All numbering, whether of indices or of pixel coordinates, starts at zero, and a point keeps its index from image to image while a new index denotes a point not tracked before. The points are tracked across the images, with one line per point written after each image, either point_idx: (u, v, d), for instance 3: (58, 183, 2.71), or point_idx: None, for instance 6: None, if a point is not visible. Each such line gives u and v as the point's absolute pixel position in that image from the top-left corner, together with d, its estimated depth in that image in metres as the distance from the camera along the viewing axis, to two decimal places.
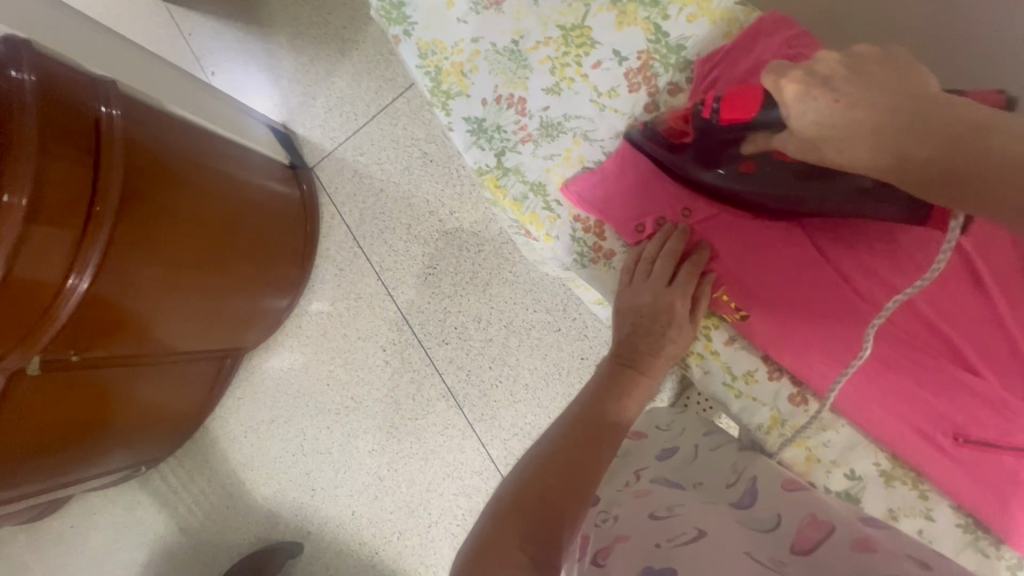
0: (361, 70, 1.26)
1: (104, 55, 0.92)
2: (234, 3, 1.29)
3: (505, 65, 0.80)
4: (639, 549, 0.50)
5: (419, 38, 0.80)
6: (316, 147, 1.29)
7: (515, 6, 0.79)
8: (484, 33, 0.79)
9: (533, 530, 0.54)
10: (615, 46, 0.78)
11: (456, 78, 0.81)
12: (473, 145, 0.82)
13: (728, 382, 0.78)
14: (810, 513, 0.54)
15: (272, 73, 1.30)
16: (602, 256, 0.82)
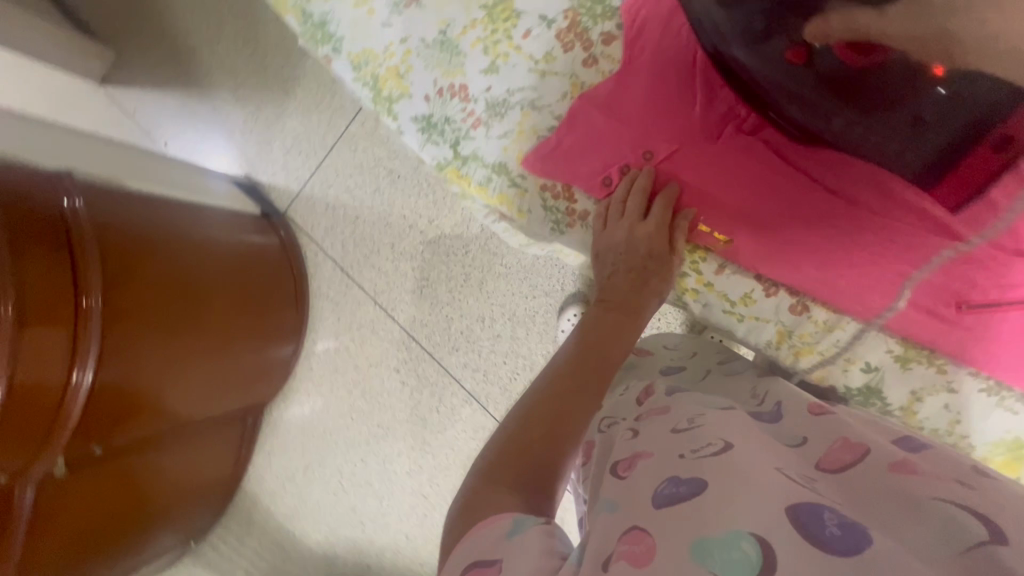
0: (308, 104, 1.26)
1: (56, 150, 0.93)
2: (174, 72, 1.32)
3: (438, 56, 0.80)
4: (660, 461, 0.46)
5: (348, 51, 0.82)
6: (284, 191, 1.30)
7: None
8: (408, 30, 0.80)
9: (534, 463, 0.54)
10: (540, 11, 0.77)
11: (393, 81, 0.82)
12: (426, 142, 0.84)
13: (728, 309, 0.82)
14: (841, 437, 0.50)
15: (225, 131, 1.31)
16: (578, 219, 0.84)
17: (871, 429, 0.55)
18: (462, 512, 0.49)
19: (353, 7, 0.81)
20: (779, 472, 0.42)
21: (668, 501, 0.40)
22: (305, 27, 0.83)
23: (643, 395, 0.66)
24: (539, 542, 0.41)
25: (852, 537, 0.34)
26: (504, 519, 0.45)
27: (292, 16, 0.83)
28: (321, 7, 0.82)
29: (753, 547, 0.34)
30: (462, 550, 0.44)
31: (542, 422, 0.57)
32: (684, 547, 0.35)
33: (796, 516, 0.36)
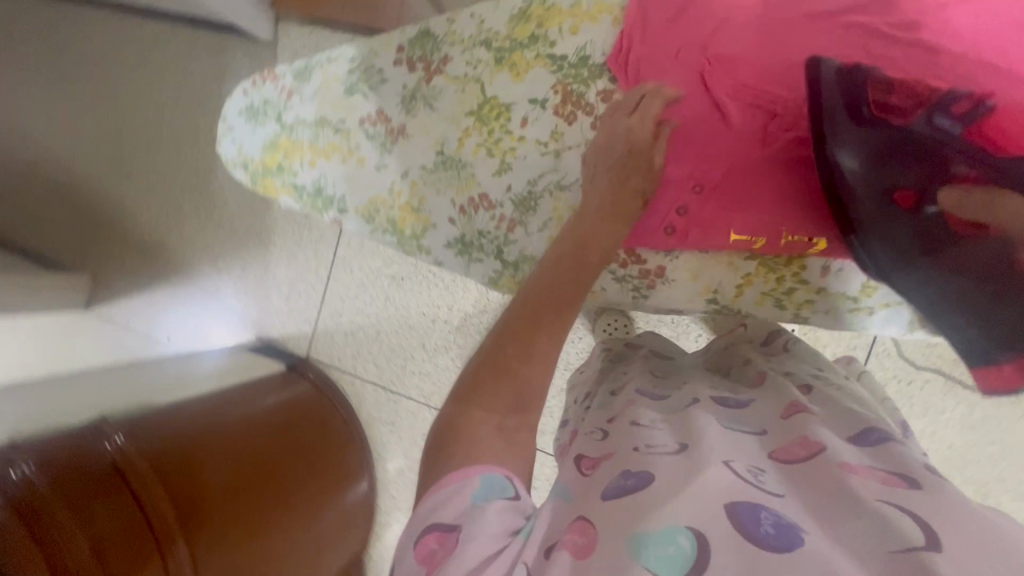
0: (291, 247, 1.25)
1: (74, 398, 0.92)
2: (152, 270, 1.33)
3: (446, 177, 0.78)
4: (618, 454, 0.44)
5: (355, 207, 0.81)
6: (299, 336, 1.28)
7: (416, 125, 0.78)
8: (404, 163, 0.79)
9: (503, 405, 0.49)
10: (529, 95, 0.74)
11: (412, 218, 0.80)
12: (470, 262, 0.81)
13: (854, 305, 0.74)
14: (801, 434, 0.45)
15: (218, 303, 1.31)
16: (655, 276, 0.77)
17: (824, 424, 0.47)
18: (428, 464, 0.46)
19: (342, 164, 0.80)
20: (723, 464, 0.39)
21: (617, 494, 0.39)
22: (302, 200, 0.83)
23: (671, 390, 0.61)
24: (495, 520, 0.40)
25: (786, 537, 0.32)
26: (473, 475, 0.43)
27: (286, 193, 0.84)
28: (310, 175, 0.82)
29: (689, 540, 0.33)
30: (422, 515, 0.42)
31: (499, 365, 0.51)
32: (621, 543, 0.34)
33: (737, 513, 0.34)
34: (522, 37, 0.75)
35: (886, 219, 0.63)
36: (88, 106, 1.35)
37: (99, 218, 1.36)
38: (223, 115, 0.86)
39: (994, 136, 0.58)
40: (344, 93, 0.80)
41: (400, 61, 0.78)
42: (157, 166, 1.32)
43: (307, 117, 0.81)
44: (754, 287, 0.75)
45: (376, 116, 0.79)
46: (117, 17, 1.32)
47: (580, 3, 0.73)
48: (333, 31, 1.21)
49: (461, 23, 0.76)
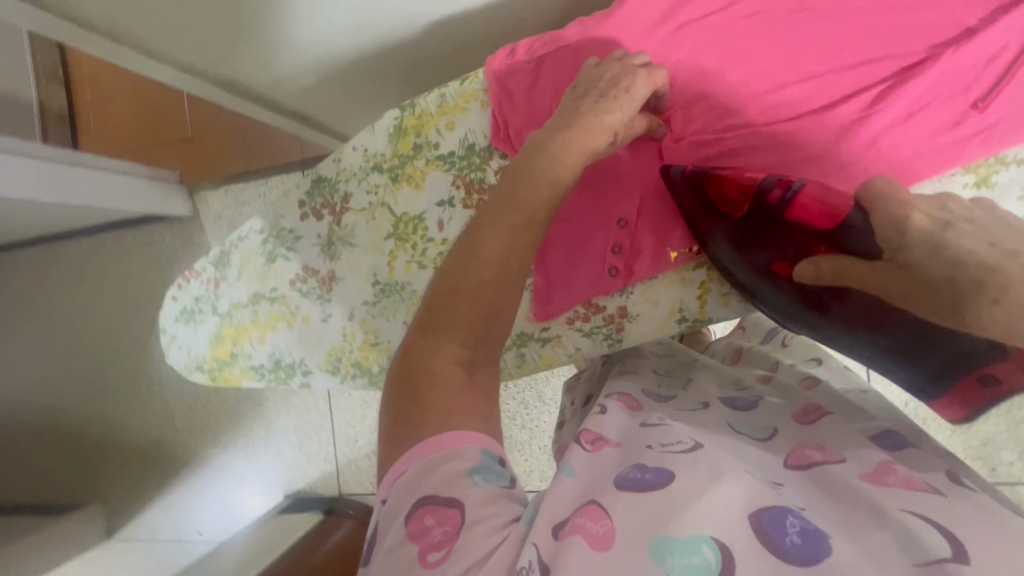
0: (284, 394, 1.23)
1: None
2: (160, 473, 1.30)
3: (391, 303, 0.70)
4: (629, 450, 0.44)
5: (317, 365, 0.73)
6: (324, 477, 1.22)
7: (343, 265, 0.71)
8: (346, 306, 0.71)
9: (469, 336, 0.49)
10: (434, 200, 0.67)
11: (373, 353, 0.71)
12: None
13: None
14: (819, 441, 0.47)
15: (234, 478, 1.26)
16: (621, 319, 0.67)
17: (847, 425, 0.50)
18: (399, 396, 0.47)
19: (290, 329, 0.73)
20: (745, 469, 0.39)
21: (632, 488, 0.37)
22: (265, 379, 0.75)
23: (676, 390, 0.62)
24: (492, 508, 0.39)
25: (813, 546, 0.33)
26: (473, 444, 0.42)
27: (248, 378, 0.76)
28: (264, 352, 0.74)
29: (717, 549, 0.32)
30: (410, 479, 0.41)
31: (463, 294, 0.50)
32: (649, 539, 0.33)
33: (762, 520, 0.34)
34: (406, 150, 0.68)
35: (775, 290, 0.58)
36: (40, 344, 1.34)
37: (91, 443, 1.33)
38: (161, 327, 0.79)
39: (812, 209, 0.52)
40: (266, 263, 0.74)
41: (306, 214, 0.72)
42: (129, 372, 1.30)
43: (241, 298, 0.74)
44: (715, 291, 0.64)
45: (304, 272, 0.72)
46: (42, 250, 1.33)
47: (445, 97, 0.67)
48: (244, 181, 1.24)
49: (347, 158, 0.70)
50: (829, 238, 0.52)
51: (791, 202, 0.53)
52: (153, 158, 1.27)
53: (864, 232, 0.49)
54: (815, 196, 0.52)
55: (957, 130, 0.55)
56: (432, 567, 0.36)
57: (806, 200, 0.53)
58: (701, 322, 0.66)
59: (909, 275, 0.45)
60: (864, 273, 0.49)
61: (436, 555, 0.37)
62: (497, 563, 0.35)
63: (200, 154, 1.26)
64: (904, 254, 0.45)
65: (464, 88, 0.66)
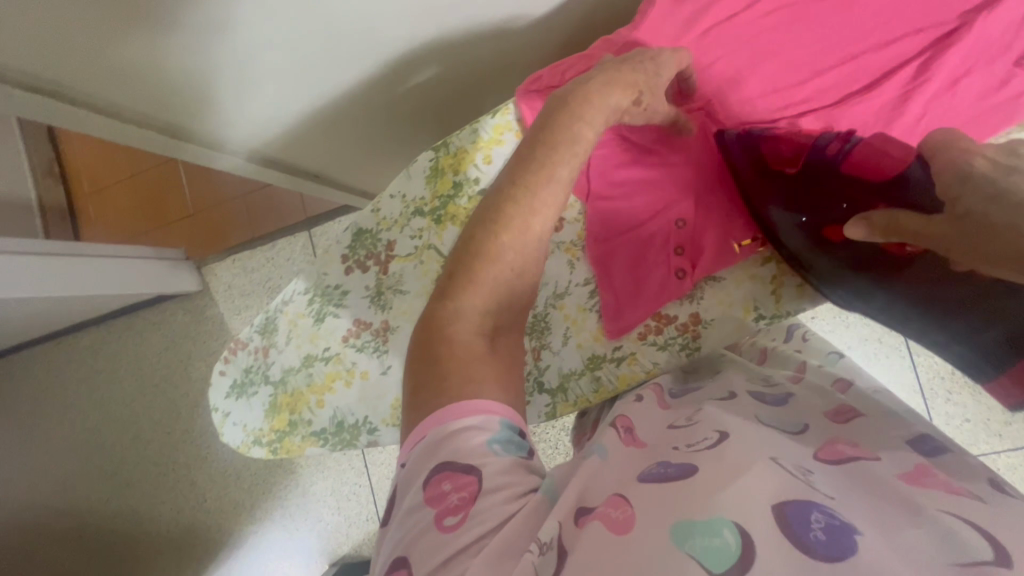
0: (317, 457, 1.20)
1: None
2: (196, 558, 1.25)
3: None
4: (653, 448, 0.40)
5: (382, 421, 0.69)
6: (368, 538, 1.17)
7: (397, 314, 0.70)
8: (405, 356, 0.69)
9: (492, 303, 0.49)
10: None
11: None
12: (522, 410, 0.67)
13: None
14: (854, 441, 0.40)
15: (273, 553, 1.21)
16: (693, 326, 0.63)
17: (881, 426, 0.43)
18: (417, 360, 0.46)
19: (349, 388, 0.70)
20: (774, 462, 0.33)
21: (655, 480, 0.34)
22: (330, 445, 0.70)
23: (703, 380, 0.57)
24: (509, 478, 0.37)
25: (838, 541, 0.27)
26: (495, 413, 0.41)
27: (310, 448, 0.71)
28: (325, 416, 0.70)
29: (735, 536, 0.28)
30: (429, 445, 0.40)
31: (487, 259, 0.49)
32: (663, 531, 0.30)
33: (786, 512, 0.29)
34: (446, 190, 0.68)
35: (827, 256, 0.56)
36: (60, 442, 1.31)
37: (123, 538, 1.28)
38: (210, 407, 0.73)
39: (873, 161, 0.52)
40: (315, 323, 0.71)
41: (352, 268, 0.70)
42: (155, 457, 1.27)
43: (293, 363, 0.71)
44: (789, 283, 0.62)
45: (356, 326, 0.70)
46: (54, 346, 1.31)
47: (478, 132, 0.67)
48: (252, 247, 1.22)
49: (386, 207, 0.69)
50: (888, 185, 0.51)
51: (848, 152, 0.53)
52: (159, 238, 1.27)
53: (925, 178, 0.49)
54: (875, 146, 0.52)
55: (1003, 90, 0.60)
56: (447, 530, 0.35)
57: (863, 151, 0.53)
58: (780, 319, 0.62)
59: (968, 217, 0.44)
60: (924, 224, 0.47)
61: (452, 518, 0.36)
62: (511, 533, 0.34)
63: (205, 228, 1.25)
64: (962, 202, 0.45)
65: (496, 121, 0.66)
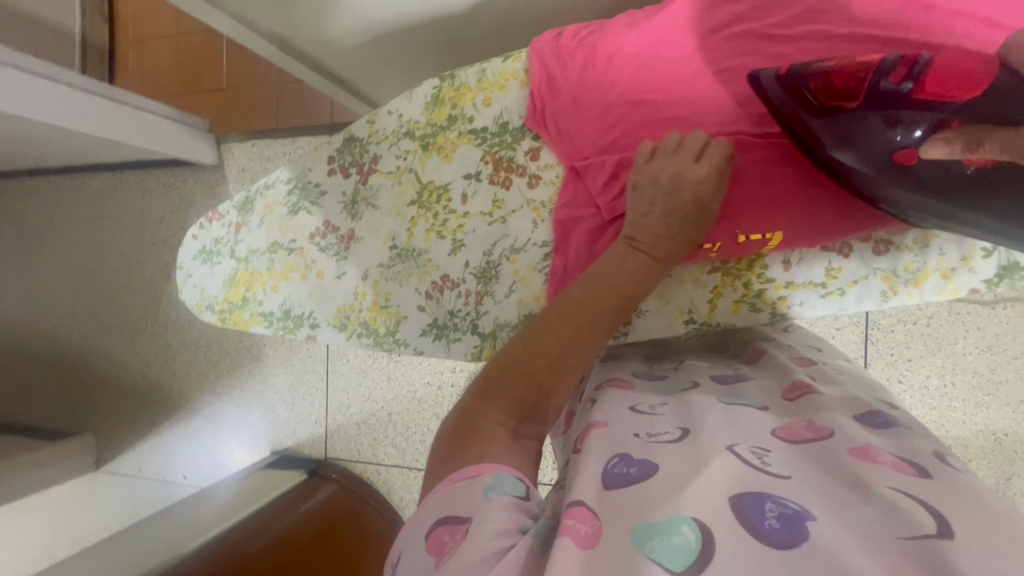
0: (283, 350, 1.24)
1: (97, 569, 0.87)
2: (154, 411, 1.32)
3: (405, 269, 0.71)
4: (613, 436, 0.40)
5: (326, 319, 0.73)
6: (312, 439, 1.23)
7: (365, 225, 0.72)
8: (361, 267, 0.72)
9: (516, 405, 0.47)
10: (462, 173, 0.69)
11: (382, 316, 0.71)
12: (451, 348, 0.69)
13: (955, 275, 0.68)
14: (808, 418, 0.42)
15: (224, 429, 1.28)
16: (628, 312, 0.65)
17: (834, 403, 0.45)
18: (450, 438, 0.44)
19: (303, 282, 0.73)
20: (729, 451, 0.35)
21: (622, 484, 0.34)
22: (273, 328, 0.74)
23: (667, 369, 0.58)
24: (502, 515, 0.34)
25: (792, 530, 0.28)
26: (485, 473, 0.37)
27: (256, 325, 0.75)
28: (275, 301, 0.74)
29: (695, 531, 0.28)
30: (441, 499, 0.37)
31: (523, 373, 0.49)
32: (624, 531, 0.30)
33: (741, 504, 0.30)
34: (440, 120, 0.70)
35: (896, 184, 0.51)
36: (55, 271, 1.36)
37: (92, 376, 1.35)
38: (177, 264, 0.79)
39: (948, 78, 0.46)
40: (288, 214, 0.74)
41: (334, 170, 0.73)
42: (138, 312, 1.32)
43: (259, 246, 0.75)
44: (727, 296, 0.63)
45: (324, 227, 0.73)
46: (66, 180, 1.35)
47: (486, 72, 0.68)
48: (272, 136, 1.22)
49: (381, 121, 0.72)
50: (963, 108, 0.46)
51: (919, 78, 0.48)
52: (186, 105, 1.28)
53: (1017, 91, 0.44)
54: (946, 64, 0.46)
55: None
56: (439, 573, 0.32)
57: (939, 71, 0.47)
58: (710, 327, 0.64)
59: None
60: (1011, 142, 0.44)
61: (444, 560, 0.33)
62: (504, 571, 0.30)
63: (231, 107, 1.26)
64: None
65: (505, 66, 0.68)
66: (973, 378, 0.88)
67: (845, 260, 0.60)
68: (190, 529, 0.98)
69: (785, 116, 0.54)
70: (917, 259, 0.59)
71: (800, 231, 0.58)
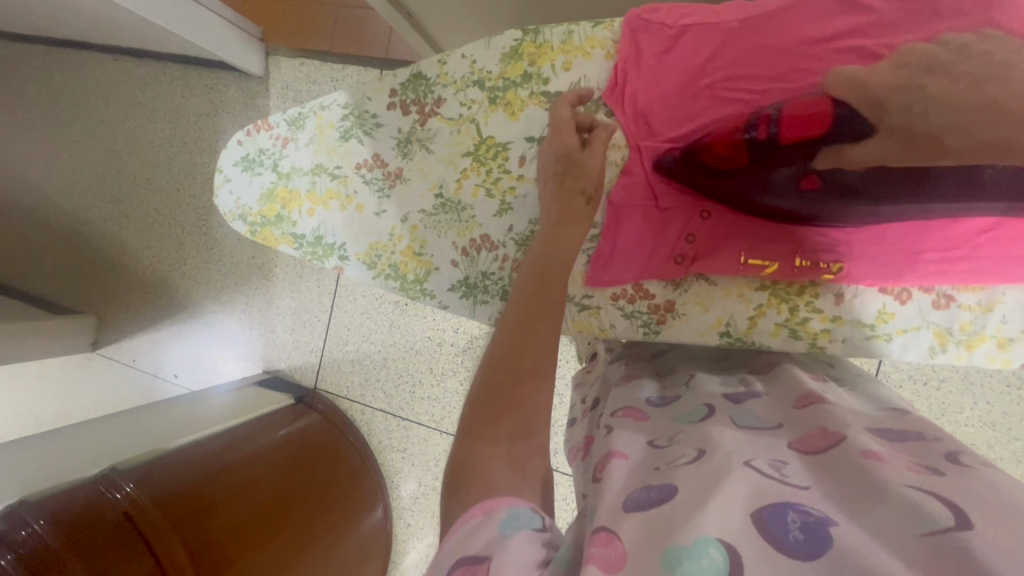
0: (294, 275, 1.25)
1: (81, 447, 0.89)
2: (158, 307, 1.33)
3: (446, 219, 0.70)
4: (636, 471, 0.38)
5: (356, 254, 0.72)
6: (306, 367, 1.25)
7: (413, 166, 0.71)
8: (402, 208, 0.71)
9: (506, 430, 0.42)
10: (524, 134, 0.67)
11: (413, 262, 0.71)
12: (475, 308, 0.69)
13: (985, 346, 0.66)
14: (820, 425, 0.41)
15: (223, 338, 1.30)
16: (665, 312, 0.66)
17: (842, 410, 0.44)
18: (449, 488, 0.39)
19: (341, 212, 0.73)
20: (746, 467, 0.35)
21: (642, 509, 0.33)
22: (302, 251, 0.74)
23: (680, 391, 0.55)
24: (523, 550, 0.33)
25: (816, 537, 0.28)
26: (501, 507, 0.36)
27: (285, 245, 0.74)
28: (310, 225, 0.73)
29: (722, 554, 0.28)
30: (456, 541, 0.34)
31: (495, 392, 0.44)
32: (653, 559, 0.29)
33: (762, 518, 0.30)
34: (515, 75, 0.67)
35: (835, 202, 0.54)
36: (85, 149, 1.36)
37: (104, 260, 1.36)
38: (217, 166, 0.77)
39: (804, 115, 0.55)
40: (339, 139, 0.73)
41: (394, 105, 0.71)
42: (159, 206, 1.32)
43: (303, 165, 0.74)
44: (770, 317, 0.63)
45: (372, 160, 0.72)
46: (111, 61, 1.33)
47: (572, 35, 0.66)
48: (324, 59, 1.20)
49: (452, 64, 0.69)
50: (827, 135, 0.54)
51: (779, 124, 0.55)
52: (245, 8, 1.25)
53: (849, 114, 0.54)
54: (794, 111, 0.55)
55: None
56: None
57: (791, 118, 0.55)
58: (745, 345, 0.64)
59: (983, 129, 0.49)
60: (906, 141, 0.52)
61: None
62: None
63: (289, 19, 1.23)
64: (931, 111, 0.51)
65: (594, 32, 0.65)
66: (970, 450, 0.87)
67: (900, 305, 0.62)
68: (177, 427, 0.99)
69: (697, 182, 0.60)
70: (977, 321, 0.61)
71: (862, 265, 0.60)
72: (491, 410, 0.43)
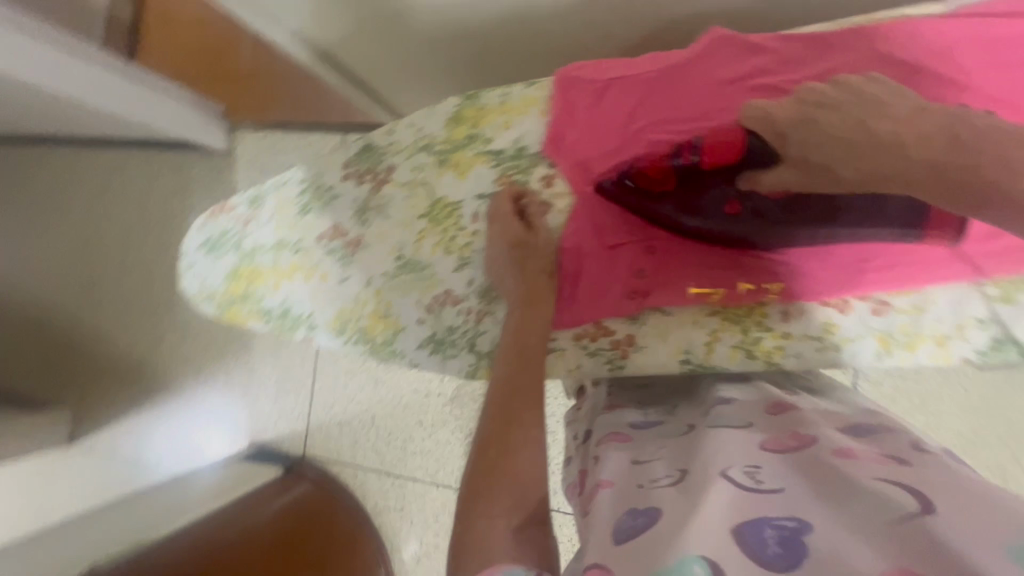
0: (273, 343, 1.24)
1: (60, 553, 0.85)
2: (137, 392, 1.30)
3: (408, 281, 0.71)
4: (619, 495, 0.40)
5: (323, 322, 0.74)
6: (294, 435, 1.22)
7: (373, 234, 0.73)
8: (365, 274, 0.72)
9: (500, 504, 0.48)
10: (474, 192, 0.70)
11: (380, 324, 0.72)
12: (445, 362, 0.71)
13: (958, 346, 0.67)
14: (793, 429, 0.42)
15: (206, 417, 1.26)
16: (625, 347, 0.67)
17: (813, 414, 0.45)
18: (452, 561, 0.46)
19: (305, 283, 0.74)
20: (721, 477, 0.35)
21: (626, 537, 0.34)
22: (270, 324, 0.75)
23: (664, 415, 0.57)
24: None
25: (792, 552, 0.28)
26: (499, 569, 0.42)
27: (253, 321, 0.76)
28: (276, 298, 0.75)
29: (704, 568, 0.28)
30: None
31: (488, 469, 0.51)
32: None
33: (741, 533, 0.30)
34: (460, 138, 0.71)
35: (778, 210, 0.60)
36: (53, 242, 1.35)
37: (78, 351, 1.33)
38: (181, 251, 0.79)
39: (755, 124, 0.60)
40: (297, 214, 0.75)
41: (348, 176, 0.74)
42: (132, 290, 1.31)
43: (264, 241, 0.75)
44: (724, 341, 0.65)
45: (332, 231, 0.74)
46: (74, 154, 1.35)
47: (509, 96, 0.70)
48: (287, 130, 1.23)
49: (399, 133, 0.72)
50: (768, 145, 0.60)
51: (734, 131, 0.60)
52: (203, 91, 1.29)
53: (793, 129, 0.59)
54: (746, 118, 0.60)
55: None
56: None
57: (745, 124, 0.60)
58: (706, 371, 0.65)
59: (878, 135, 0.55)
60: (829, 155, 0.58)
61: None
62: None
63: (248, 96, 1.27)
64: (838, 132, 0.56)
65: (528, 92, 0.69)
66: (956, 438, 0.89)
67: (844, 315, 0.64)
68: (163, 516, 0.95)
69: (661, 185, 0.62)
70: (912, 322, 0.63)
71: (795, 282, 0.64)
72: (489, 472, 0.51)
